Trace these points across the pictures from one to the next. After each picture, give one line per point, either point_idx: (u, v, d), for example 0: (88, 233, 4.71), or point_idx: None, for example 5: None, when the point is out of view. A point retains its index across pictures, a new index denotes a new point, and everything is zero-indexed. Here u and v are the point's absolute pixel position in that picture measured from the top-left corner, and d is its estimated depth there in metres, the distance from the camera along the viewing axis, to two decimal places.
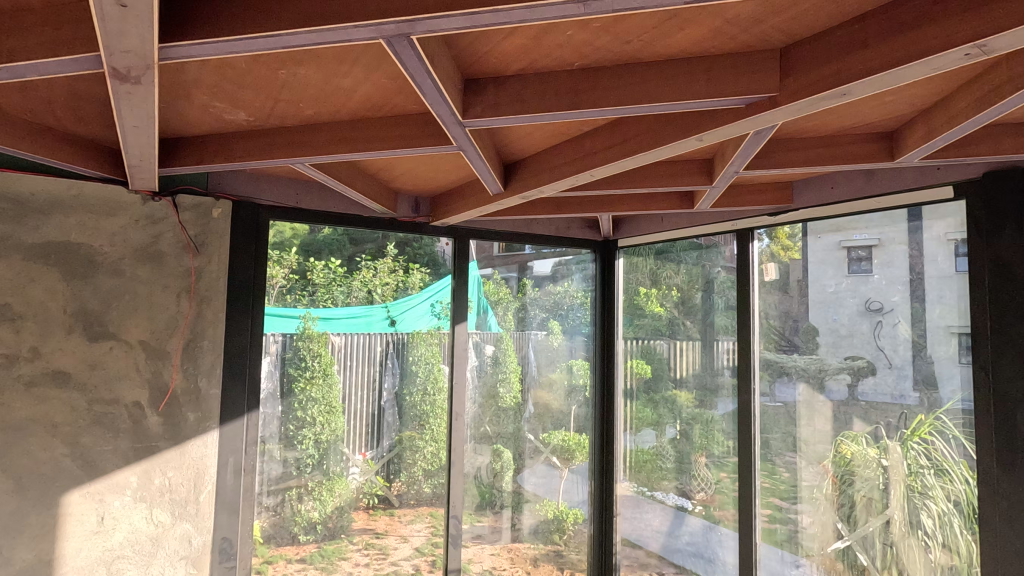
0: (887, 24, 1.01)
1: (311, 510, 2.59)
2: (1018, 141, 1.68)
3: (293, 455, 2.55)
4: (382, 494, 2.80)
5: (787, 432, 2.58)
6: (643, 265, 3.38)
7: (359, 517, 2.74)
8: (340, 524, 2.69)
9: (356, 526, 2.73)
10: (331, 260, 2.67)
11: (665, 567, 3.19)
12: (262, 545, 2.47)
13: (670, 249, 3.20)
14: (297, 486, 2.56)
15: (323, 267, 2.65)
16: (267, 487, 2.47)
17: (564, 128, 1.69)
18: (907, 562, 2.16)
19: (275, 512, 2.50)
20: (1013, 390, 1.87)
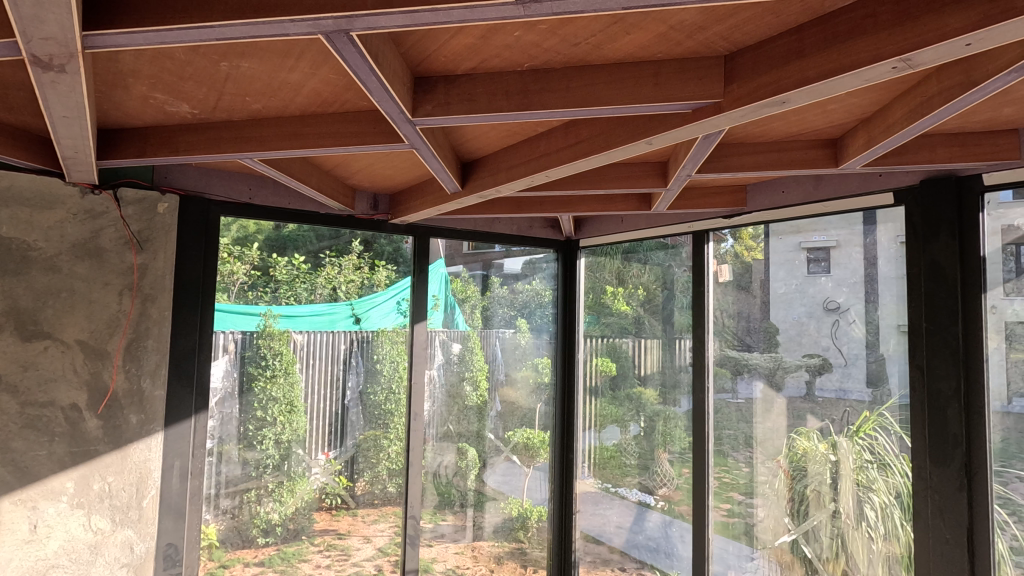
0: (823, 35, 1.03)
1: (270, 512, 2.56)
2: (951, 151, 1.77)
3: (253, 456, 2.51)
4: (346, 494, 2.78)
5: (741, 428, 2.66)
6: (609, 264, 3.40)
7: (321, 518, 2.71)
8: (301, 526, 2.65)
9: (317, 527, 2.70)
10: (295, 256, 2.64)
11: (627, 562, 3.24)
12: (218, 548, 2.43)
13: (637, 249, 3.23)
14: (256, 487, 2.52)
15: (287, 264, 2.62)
16: (223, 490, 2.43)
17: (520, 128, 1.70)
18: (853, 551, 2.24)
19: (233, 515, 2.46)
20: (945, 389, 1.96)
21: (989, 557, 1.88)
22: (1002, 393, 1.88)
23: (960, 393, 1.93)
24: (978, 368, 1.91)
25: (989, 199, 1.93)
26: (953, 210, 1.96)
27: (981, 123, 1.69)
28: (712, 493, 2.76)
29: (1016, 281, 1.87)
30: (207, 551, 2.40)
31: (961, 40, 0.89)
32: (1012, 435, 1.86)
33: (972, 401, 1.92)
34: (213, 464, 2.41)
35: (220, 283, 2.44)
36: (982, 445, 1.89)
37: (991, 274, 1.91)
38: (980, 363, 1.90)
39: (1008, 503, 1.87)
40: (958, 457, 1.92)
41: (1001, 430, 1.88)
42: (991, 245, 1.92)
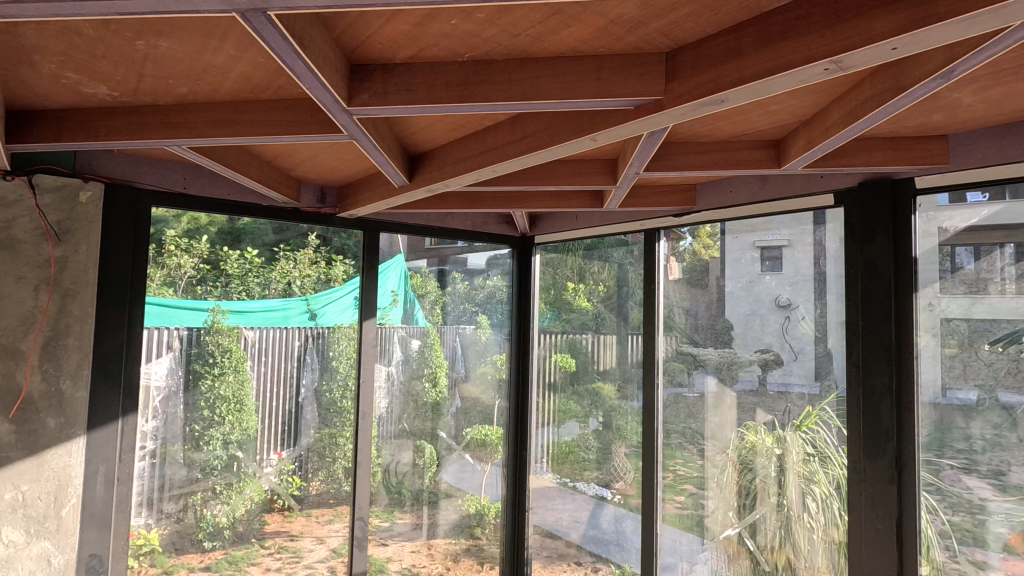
0: (759, 34, 1.03)
1: (218, 514, 2.50)
2: (887, 154, 1.83)
3: (200, 458, 2.46)
4: (298, 495, 2.73)
5: (687, 424, 2.72)
6: (570, 259, 3.37)
7: (273, 520, 2.66)
8: (251, 528, 2.60)
9: (269, 529, 2.65)
10: (247, 250, 2.58)
11: (583, 556, 3.25)
12: (161, 554, 2.35)
13: (598, 245, 3.22)
14: (202, 490, 2.46)
15: (239, 257, 2.56)
16: (167, 493, 2.37)
17: (465, 122, 1.66)
18: (796, 541, 2.30)
19: (177, 519, 2.40)
20: (879, 384, 2.02)
21: (917, 541, 1.97)
22: (936, 387, 1.96)
23: (892, 388, 2.00)
24: (909, 364, 1.98)
25: (921, 202, 2.00)
26: (887, 212, 2.02)
27: (913, 128, 1.75)
28: (665, 486, 2.80)
29: (949, 279, 1.95)
30: (147, 557, 2.31)
31: (887, 44, 0.90)
32: (940, 427, 1.95)
33: (903, 396, 1.99)
34: (156, 467, 2.34)
35: (166, 277, 2.36)
36: (911, 439, 1.98)
37: (926, 274, 1.98)
38: (911, 359, 1.98)
39: (938, 490, 1.95)
40: (890, 450, 2.00)
41: (930, 422, 1.97)
42: (925, 245, 1.99)
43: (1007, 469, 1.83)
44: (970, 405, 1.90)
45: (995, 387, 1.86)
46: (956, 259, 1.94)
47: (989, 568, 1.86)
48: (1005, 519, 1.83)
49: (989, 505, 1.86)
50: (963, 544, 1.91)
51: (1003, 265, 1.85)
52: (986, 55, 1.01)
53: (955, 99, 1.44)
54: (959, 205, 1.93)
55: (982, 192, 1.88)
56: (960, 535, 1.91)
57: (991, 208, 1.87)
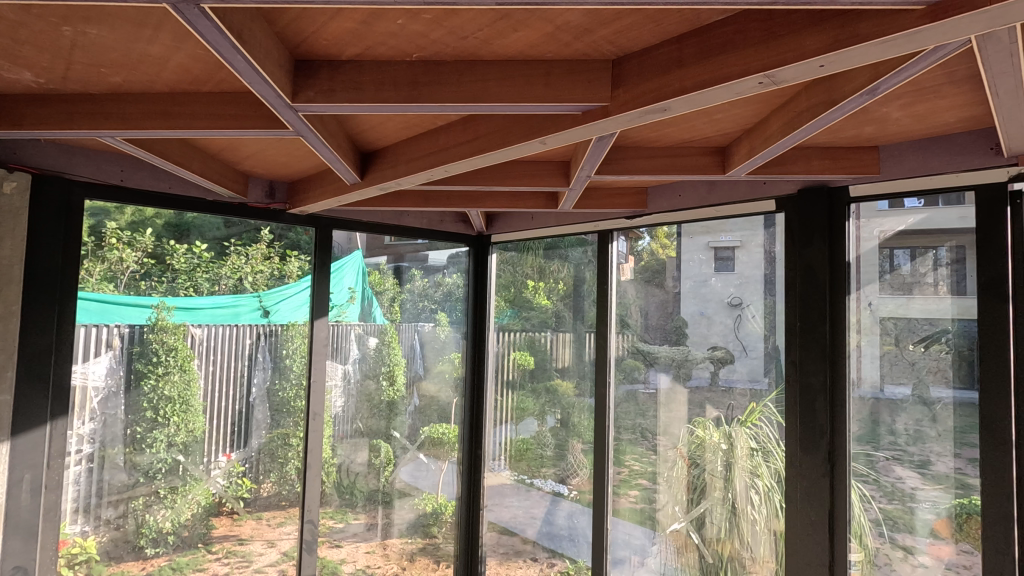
0: (699, 46, 1.07)
1: (161, 520, 2.43)
2: (823, 163, 1.92)
3: (143, 461, 2.38)
4: (247, 498, 2.67)
5: (636, 423, 2.81)
6: (530, 258, 3.37)
7: (220, 524, 2.60)
8: (196, 533, 2.53)
9: (216, 534, 2.59)
10: (196, 244, 2.50)
11: (538, 552, 3.27)
12: (99, 563, 2.27)
13: (558, 243, 3.23)
14: (144, 494, 2.38)
15: (186, 252, 2.47)
16: (105, 499, 2.28)
17: (417, 121, 1.64)
18: (739, 534, 2.39)
19: (116, 526, 2.31)
20: (814, 382, 2.13)
21: (851, 527, 2.08)
22: (875, 382, 2.05)
23: (827, 386, 2.11)
24: (842, 364, 2.10)
25: (855, 209, 2.11)
26: (824, 218, 2.12)
27: (847, 139, 1.85)
28: (620, 481, 2.86)
29: (887, 279, 2.04)
30: (84, 566, 2.22)
31: (815, 62, 0.94)
32: (872, 420, 2.06)
33: (836, 394, 2.11)
34: (94, 472, 2.25)
35: (107, 272, 2.26)
36: (843, 435, 2.08)
37: (869, 272, 2.08)
38: (844, 359, 2.09)
39: (873, 480, 2.05)
40: (824, 446, 2.11)
41: (863, 416, 2.07)
42: (866, 245, 2.09)
43: (934, 460, 1.94)
44: (902, 400, 2.00)
45: (929, 383, 1.95)
46: (894, 260, 2.03)
47: (917, 552, 1.97)
48: (932, 506, 1.94)
49: (918, 493, 1.97)
50: (896, 530, 2.01)
51: (936, 267, 1.94)
52: (906, 74, 1.07)
53: (884, 113, 1.53)
54: (897, 211, 2.02)
55: (918, 198, 1.96)
56: (890, 522, 2.02)
57: (924, 214, 1.96)
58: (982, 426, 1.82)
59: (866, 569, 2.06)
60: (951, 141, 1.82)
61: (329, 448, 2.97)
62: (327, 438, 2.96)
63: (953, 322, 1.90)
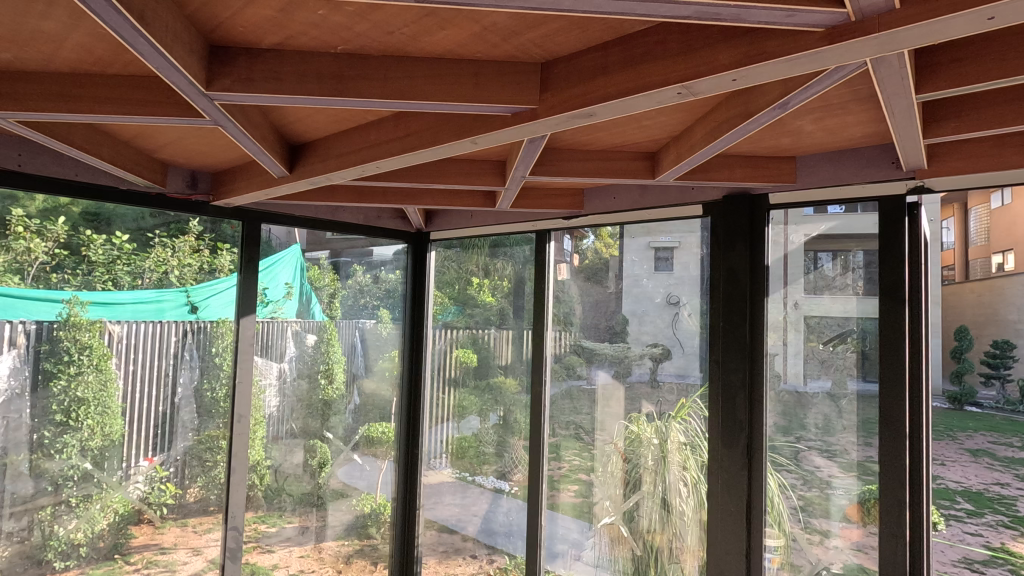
0: (623, 54, 1.09)
1: (73, 531, 2.28)
2: (745, 171, 2.02)
3: (53, 468, 2.22)
4: (172, 504, 2.56)
5: (569, 420, 2.87)
6: (475, 255, 3.32)
7: (141, 533, 2.47)
8: (114, 544, 2.39)
9: (135, 544, 2.46)
10: (115, 234, 2.36)
11: (478, 550, 3.24)
12: None
13: (504, 241, 3.19)
14: (53, 504, 2.23)
15: (104, 243, 2.33)
16: (7, 510, 2.12)
17: (347, 115, 1.60)
18: (669, 526, 2.48)
19: (20, 539, 2.15)
20: (735, 379, 2.24)
21: (771, 514, 2.19)
22: (799, 376, 2.16)
23: (746, 383, 2.22)
24: (760, 362, 2.21)
25: (773, 216, 2.23)
26: (745, 224, 2.23)
27: (768, 149, 1.94)
28: (560, 476, 2.89)
29: (810, 278, 2.14)
30: None
31: (727, 75, 0.98)
32: (796, 411, 2.16)
33: (754, 390, 2.22)
34: None
35: (13, 264, 2.10)
36: (760, 429, 2.21)
37: (798, 274, 2.16)
38: (761, 357, 2.21)
39: (796, 470, 2.16)
40: (743, 440, 2.22)
41: (782, 410, 2.19)
42: (794, 243, 2.18)
43: (846, 449, 2.06)
44: (826, 392, 2.11)
45: (848, 377, 2.06)
46: (818, 262, 2.13)
47: (831, 536, 2.09)
48: (846, 492, 2.06)
49: (834, 480, 2.09)
50: (812, 516, 2.13)
51: (855, 269, 2.05)
52: (813, 91, 1.14)
53: (799, 126, 1.62)
54: (823, 216, 2.12)
55: (841, 204, 2.07)
56: (809, 508, 2.13)
57: (845, 219, 2.07)
58: (881, 421, 1.97)
59: (785, 552, 2.17)
60: (859, 154, 1.95)
61: (260, 450, 2.87)
62: (258, 439, 2.85)
63: (859, 322, 2.04)
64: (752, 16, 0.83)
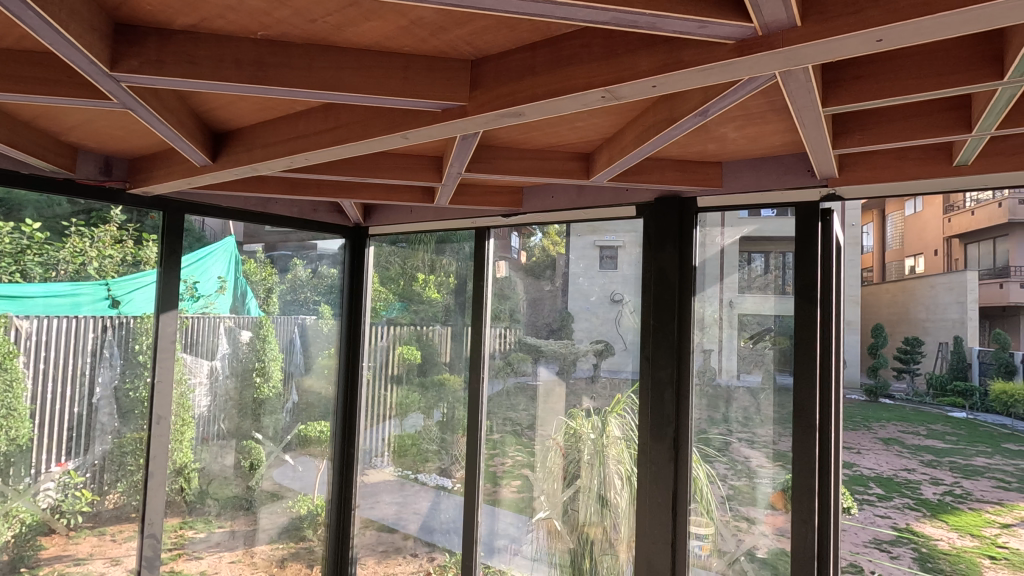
0: (550, 56, 1.11)
1: None
2: (674, 174, 2.10)
3: None
4: (88, 512, 2.42)
5: (506, 417, 2.90)
6: (424, 250, 3.27)
7: (52, 544, 2.33)
8: (20, 556, 2.24)
9: (45, 555, 2.31)
10: (25, 222, 2.20)
11: (419, 547, 3.18)
12: None
13: (451, 237, 3.16)
14: None
15: (12, 231, 2.17)
16: None
17: (273, 104, 1.54)
18: (605, 518, 2.54)
19: None
20: (663, 375, 2.33)
21: (702, 503, 2.29)
22: (732, 372, 2.25)
23: (673, 378, 2.31)
24: (687, 358, 2.30)
25: (701, 218, 2.32)
26: (675, 225, 2.31)
27: (696, 154, 2.02)
28: (503, 473, 2.89)
29: (746, 275, 2.23)
30: None
31: (647, 82, 1.01)
32: (726, 404, 2.26)
33: (681, 385, 2.31)
34: None
35: None
36: (686, 422, 2.30)
37: (732, 274, 2.26)
38: (687, 354, 2.30)
39: (729, 460, 2.25)
40: (670, 433, 2.31)
41: (703, 405, 2.30)
42: (730, 243, 2.26)
43: (769, 440, 2.17)
44: (754, 387, 2.20)
45: (777, 371, 2.16)
46: (754, 261, 2.21)
47: (756, 522, 2.20)
48: (771, 481, 2.17)
49: (761, 470, 2.19)
50: (740, 504, 2.23)
51: (784, 268, 2.14)
52: (730, 100, 1.19)
53: (723, 133, 1.69)
54: (757, 219, 2.20)
55: (773, 209, 2.16)
56: (739, 497, 2.23)
57: (778, 223, 2.16)
58: (794, 413, 2.09)
59: (713, 540, 2.27)
60: (780, 162, 2.06)
61: (188, 453, 2.76)
62: (186, 442, 2.75)
63: (774, 318, 2.16)
64: (667, 25, 0.86)
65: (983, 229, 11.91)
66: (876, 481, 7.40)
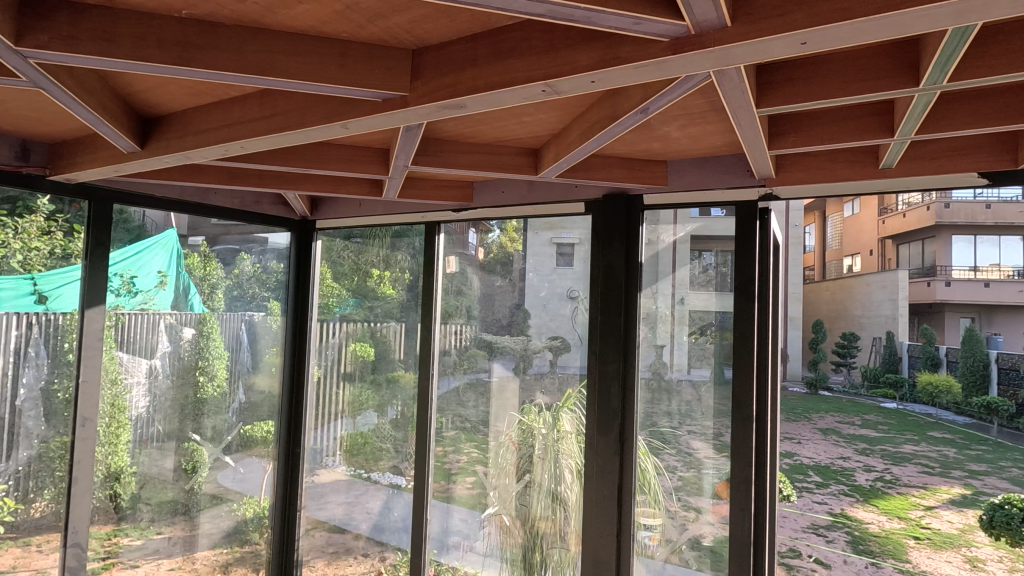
0: (491, 48, 1.10)
1: None
2: (621, 172, 2.13)
3: None
4: (9, 522, 2.25)
5: (457, 413, 2.88)
6: (379, 245, 3.18)
7: None
8: None
9: None
10: None
11: (371, 548, 3.10)
12: None
13: (407, 232, 3.08)
14: None
15: None
16: None
17: (205, 88, 1.46)
18: (558, 512, 2.55)
19: None
20: (610, 369, 2.36)
21: (651, 494, 2.34)
22: (683, 366, 2.29)
23: (619, 373, 2.35)
24: (632, 353, 2.34)
25: (646, 216, 2.37)
26: (622, 221, 2.34)
27: (641, 152, 2.06)
28: (458, 470, 2.86)
29: (697, 274, 2.27)
30: None
31: (586, 77, 1.01)
32: (672, 397, 2.31)
33: (627, 380, 2.36)
34: None
35: None
36: (631, 416, 2.35)
37: (683, 271, 2.30)
38: (634, 348, 2.34)
39: (678, 452, 2.31)
40: (615, 427, 2.35)
41: (647, 399, 2.35)
42: (682, 239, 2.31)
43: (717, 432, 2.23)
44: (703, 381, 2.25)
45: (724, 364, 2.21)
46: (705, 258, 2.26)
47: (703, 512, 2.26)
48: (716, 471, 2.23)
49: (707, 461, 2.25)
50: (688, 494, 2.29)
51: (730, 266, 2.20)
52: (668, 98, 1.21)
53: (666, 132, 1.72)
54: (708, 219, 2.25)
55: (722, 208, 2.21)
56: (689, 487, 2.29)
57: (727, 222, 2.21)
58: (733, 405, 2.16)
59: (662, 530, 2.32)
60: (721, 162, 2.12)
61: (124, 457, 2.65)
62: (122, 445, 2.63)
63: (715, 314, 2.24)
64: (602, 20, 0.86)
65: (914, 231, 12.66)
66: (815, 470, 7.77)
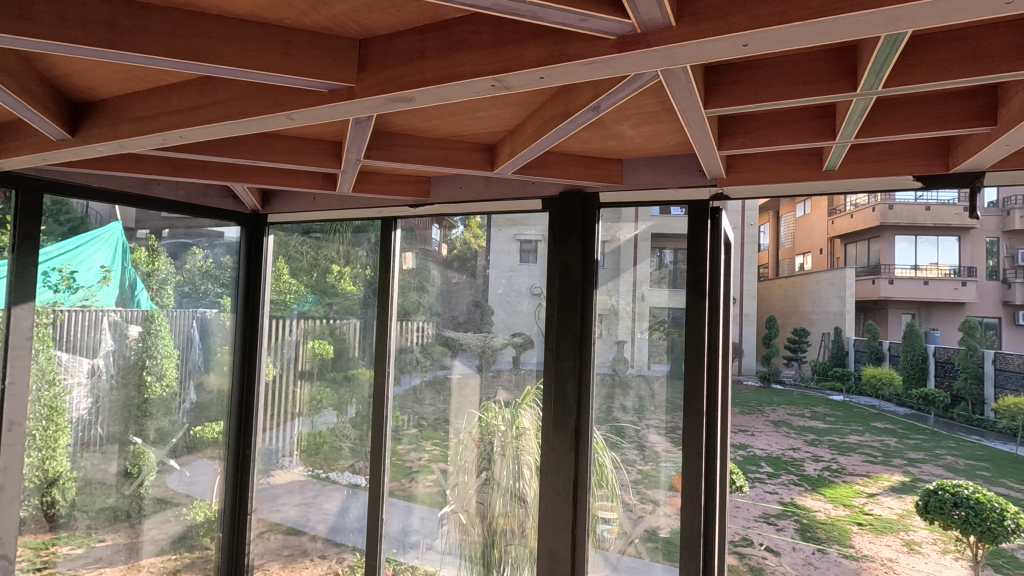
0: (439, 40, 1.07)
1: None
2: (577, 169, 2.14)
3: None
4: None
5: (415, 411, 2.84)
6: (337, 239, 3.10)
7: None
8: None
9: None
10: None
11: (328, 550, 3.03)
12: None
13: (368, 227, 3.01)
14: None
15: None
16: None
17: (140, 73, 1.39)
18: (518, 509, 2.55)
19: None
20: (566, 365, 2.37)
21: (611, 488, 2.36)
22: (643, 362, 2.31)
23: (576, 370, 2.36)
24: (589, 350, 2.36)
25: (602, 213, 2.38)
26: (579, 219, 2.36)
27: (596, 150, 2.07)
28: (418, 468, 2.82)
29: (659, 272, 2.29)
30: None
31: (535, 72, 1.00)
32: (629, 393, 2.35)
33: (583, 377, 2.37)
34: None
35: None
36: (587, 411, 2.36)
37: (643, 266, 2.32)
38: (590, 344, 2.36)
39: (637, 446, 2.33)
40: (571, 423, 2.36)
41: (602, 395, 2.38)
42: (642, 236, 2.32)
43: (674, 426, 2.26)
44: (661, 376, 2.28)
45: (681, 358, 2.24)
46: (665, 256, 2.28)
47: (660, 504, 2.30)
48: (673, 464, 2.26)
49: (665, 455, 2.29)
50: (646, 487, 2.32)
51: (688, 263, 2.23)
52: (619, 96, 1.21)
53: (620, 130, 1.74)
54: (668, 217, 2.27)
55: (681, 207, 2.23)
56: (648, 480, 2.31)
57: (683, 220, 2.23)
58: (686, 400, 2.21)
59: (620, 523, 2.35)
60: (675, 161, 2.16)
61: (64, 461, 2.51)
62: (61, 449, 2.50)
63: (667, 311, 2.27)
64: (549, 15, 0.85)
65: (860, 230, 13.24)
66: (767, 461, 8.05)
